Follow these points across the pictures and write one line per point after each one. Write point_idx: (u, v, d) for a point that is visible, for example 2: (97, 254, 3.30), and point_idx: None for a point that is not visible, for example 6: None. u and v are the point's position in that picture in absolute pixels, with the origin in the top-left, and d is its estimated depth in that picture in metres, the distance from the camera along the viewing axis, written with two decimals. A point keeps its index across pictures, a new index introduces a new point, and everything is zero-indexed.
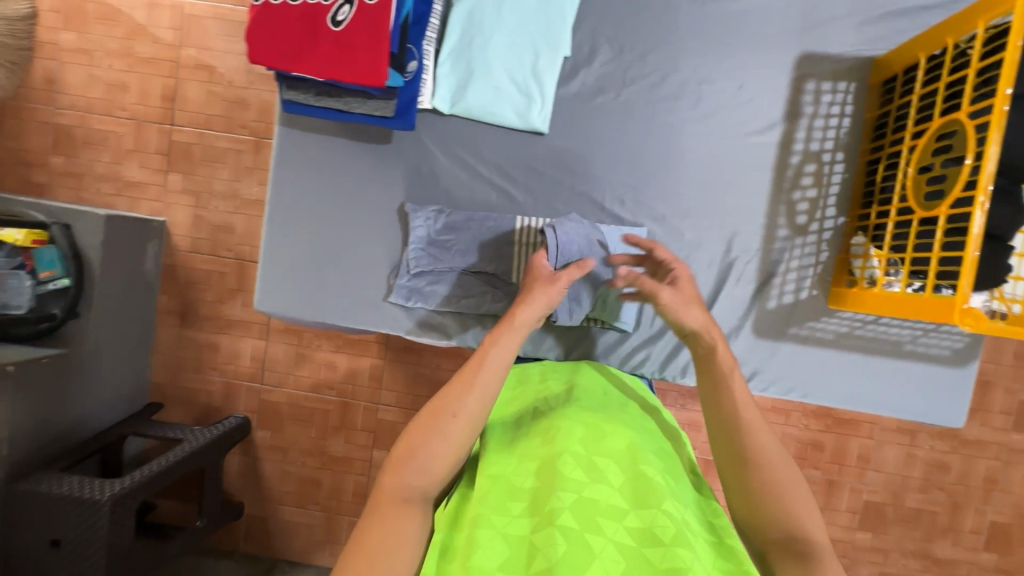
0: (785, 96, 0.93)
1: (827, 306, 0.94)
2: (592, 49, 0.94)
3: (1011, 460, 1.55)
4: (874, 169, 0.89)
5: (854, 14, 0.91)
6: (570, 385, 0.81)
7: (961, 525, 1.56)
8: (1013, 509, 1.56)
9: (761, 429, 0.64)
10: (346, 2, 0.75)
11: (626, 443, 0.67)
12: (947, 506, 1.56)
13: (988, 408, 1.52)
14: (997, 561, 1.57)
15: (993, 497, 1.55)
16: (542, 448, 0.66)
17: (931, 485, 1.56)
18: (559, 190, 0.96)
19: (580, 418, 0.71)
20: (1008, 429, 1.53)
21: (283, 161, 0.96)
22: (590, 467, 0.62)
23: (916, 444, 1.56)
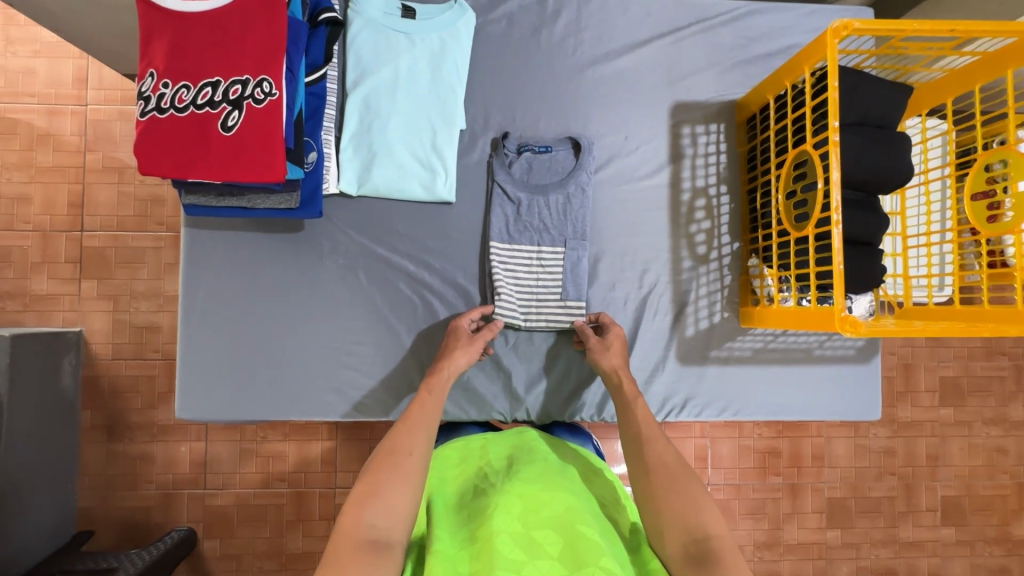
0: (666, 141, 1.02)
1: (740, 326, 1.01)
2: (486, 120, 1.00)
3: (947, 434, 1.65)
4: (754, 197, 0.98)
5: (711, 65, 1.02)
6: (511, 461, 0.82)
7: (918, 505, 1.64)
8: (958, 481, 1.65)
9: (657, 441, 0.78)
10: (233, 108, 0.76)
11: (562, 508, 0.69)
12: (901, 489, 1.64)
13: (915, 388, 1.62)
14: (957, 534, 1.64)
15: (939, 472, 1.64)
16: (482, 528, 0.67)
17: (884, 471, 1.63)
18: (474, 251, 0.99)
19: (517, 492, 0.72)
20: (937, 406, 1.64)
21: (194, 263, 0.95)
22: (526, 539, 0.63)
23: (862, 435, 1.64)
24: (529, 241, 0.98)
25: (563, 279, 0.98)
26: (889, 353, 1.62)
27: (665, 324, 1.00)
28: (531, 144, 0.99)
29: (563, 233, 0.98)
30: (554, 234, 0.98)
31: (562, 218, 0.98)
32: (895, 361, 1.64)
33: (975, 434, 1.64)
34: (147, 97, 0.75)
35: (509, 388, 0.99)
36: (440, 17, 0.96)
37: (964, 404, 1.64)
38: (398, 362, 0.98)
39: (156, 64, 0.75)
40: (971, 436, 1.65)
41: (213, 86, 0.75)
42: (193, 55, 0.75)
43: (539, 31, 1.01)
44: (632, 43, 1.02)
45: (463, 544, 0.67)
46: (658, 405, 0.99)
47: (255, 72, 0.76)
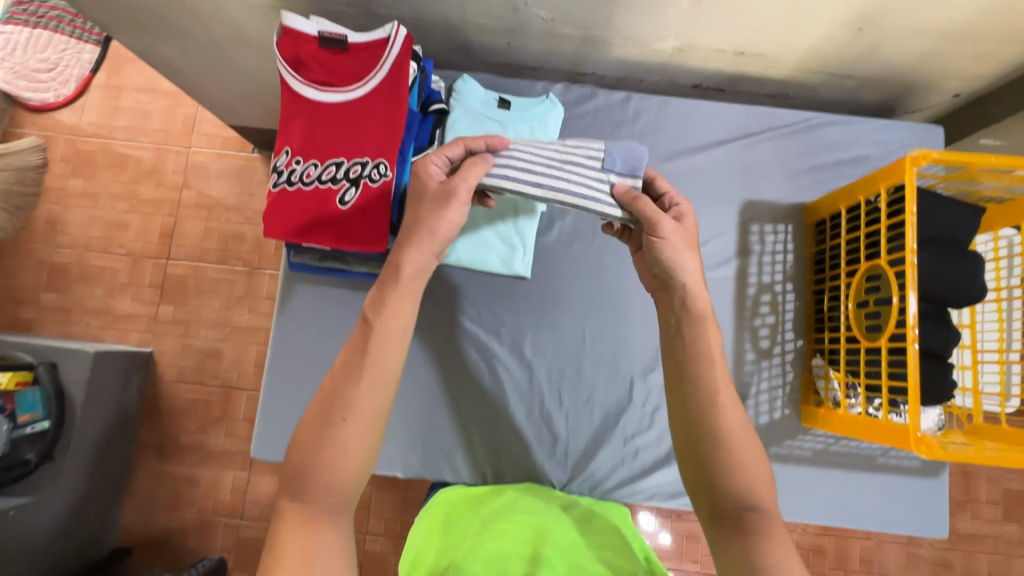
0: (735, 237, 1.07)
1: (801, 424, 1.01)
2: (564, 205, 1.07)
3: (1011, 553, 1.53)
4: (820, 297, 1.01)
5: (782, 168, 1.08)
6: (518, 498, 0.92)
7: None
8: None
9: (728, 390, 0.70)
10: (351, 185, 0.85)
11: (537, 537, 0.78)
12: None
13: (976, 498, 1.53)
14: None
15: None
16: (490, 540, 0.76)
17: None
18: (543, 325, 1.04)
19: (527, 521, 0.83)
20: (1000, 520, 1.53)
21: (285, 313, 1.03)
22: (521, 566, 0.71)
23: (916, 542, 1.54)
24: (538, 392, 1.02)
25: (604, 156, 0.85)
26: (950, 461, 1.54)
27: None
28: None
29: (573, 380, 1.02)
30: (560, 385, 1.02)
31: (568, 372, 1.02)
32: (957, 469, 1.56)
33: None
34: (280, 171, 0.85)
35: (541, 462, 1.01)
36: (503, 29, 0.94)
37: None
38: (459, 425, 1.02)
39: (292, 142, 0.86)
40: None
41: (337, 166, 0.85)
42: (323, 138, 0.85)
43: (619, 127, 1.09)
44: (705, 144, 1.09)
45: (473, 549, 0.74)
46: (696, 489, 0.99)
47: (374, 156, 0.85)
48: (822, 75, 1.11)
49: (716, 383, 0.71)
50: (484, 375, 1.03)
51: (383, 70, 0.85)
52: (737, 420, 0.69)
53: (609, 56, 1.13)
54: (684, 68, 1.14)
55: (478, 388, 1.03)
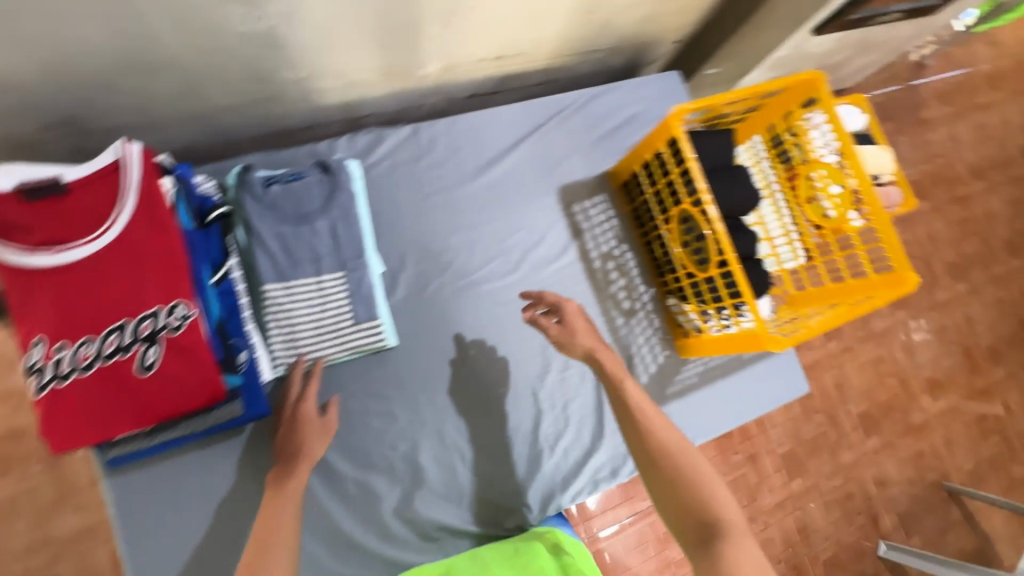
0: (565, 222, 1.13)
1: (680, 357, 1.12)
2: (401, 258, 1.02)
3: (841, 363, 1.95)
4: (651, 246, 1.12)
5: (576, 147, 1.16)
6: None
7: (845, 430, 1.89)
8: (864, 398, 1.93)
9: (665, 422, 0.75)
10: (148, 344, 0.69)
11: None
12: (830, 423, 1.88)
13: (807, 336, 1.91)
14: (881, 441, 1.91)
15: (850, 397, 1.92)
16: None
17: (811, 412, 1.88)
18: (434, 381, 0.99)
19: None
20: (826, 343, 1.94)
21: (128, 515, 0.82)
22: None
23: None
24: (455, 449, 0.98)
25: (352, 302, 0.94)
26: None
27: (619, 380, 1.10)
28: (279, 176, 0.94)
29: (483, 423, 1.00)
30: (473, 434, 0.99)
31: (478, 417, 1.00)
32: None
33: (860, 354, 1.96)
34: (44, 367, 0.67)
35: (483, 515, 0.97)
36: (243, 168, 0.92)
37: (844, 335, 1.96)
38: (392, 522, 0.93)
39: (45, 327, 0.68)
40: (858, 357, 1.97)
41: (119, 330, 0.69)
42: (86, 307, 0.68)
43: (421, 160, 1.07)
44: (505, 149, 1.12)
45: None
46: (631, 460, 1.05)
47: (163, 300, 0.70)
48: (574, 56, 1.21)
49: (652, 414, 0.76)
50: (393, 464, 0.95)
51: (130, 199, 0.70)
52: (680, 440, 0.74)
53: (381, 92, 1.09)
54: (456, 83, 1.16)
55: (391, 480, 0.94)
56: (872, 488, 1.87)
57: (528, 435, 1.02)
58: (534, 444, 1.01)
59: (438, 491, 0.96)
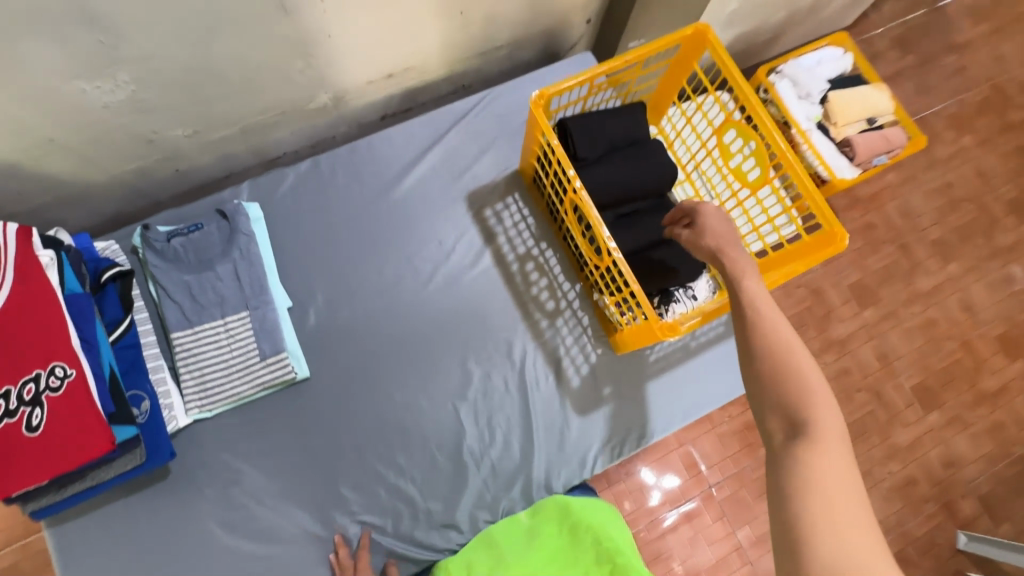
0: (477, 229, 1.09)
1: (617, 354, 1.04)
2: (309, 290, 1.03)
3: (881, 332, 1.73)
4: (568, 240, 1.07)
5: (482, 151, 1.13)
6: None
7: (896, 407, 1.67)
8: (915, 367, 1.70)
9: (784, 319, 0.64)
10: (32, 407, 0.75)
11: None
12: (875, 401, 1.67)
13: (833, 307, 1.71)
14: (944, 416, 1.66)
15: (896, 369, 1.70)
16: None
17: (850, 392, 1.67)
18: (351, 407, 0.99)
19: None
20: (859, 312, 1.73)
21: (69, 564, 0.88)
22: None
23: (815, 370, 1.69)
24: (379, 474, 0.97)
25: (257, 339, 0.96)
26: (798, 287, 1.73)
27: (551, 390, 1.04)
28: (180, 229, 0.99)
29: (405, 445, 0.98)
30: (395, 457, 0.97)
31: (400, 440, 0.98)
32: (807, 291, 1.74)
33: (905, 319, 1.73)
34: None
35: (412, 538, 0.96)
36: (145, 227, 0.98)
37: (879, 299, 1.74)
38: (322, 554, 0.93)
39: None
40: (902, 323, 1.73)
41: (5, 397, 0.75)
42: None
43: (325, 190, 1.08)
44: (409, 165, 1.12)
45: None
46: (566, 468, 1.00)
47: (44, 362, 0.76)
48: (473, 59, 1.18)
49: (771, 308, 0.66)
50: (316, 496, 0.95)
51: (6, 275, 0.77)
52: (794, 342, 0.63)
53: (284, 131, 1.12)
54: (359, 109, 1.17)
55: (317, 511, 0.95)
56: (942, 470, 1.62)
57: (453, 452, 0.99)
58: (460, 461, 0.98)
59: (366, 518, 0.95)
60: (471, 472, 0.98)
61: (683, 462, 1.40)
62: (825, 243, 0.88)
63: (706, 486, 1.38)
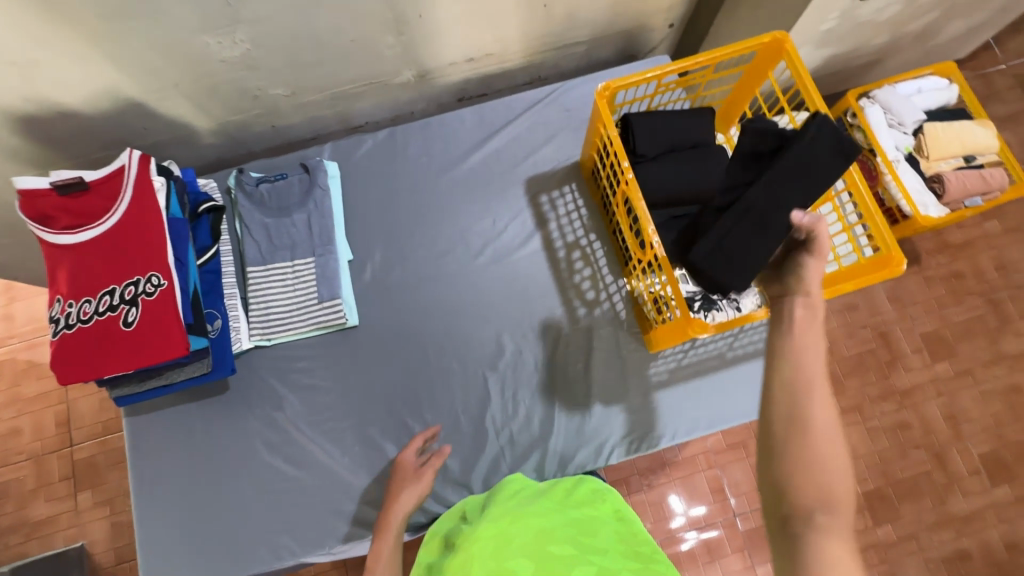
0: (530, 212, 1.14)
1: (649, 352, 1.05)
2: (372, 245, 1.12)
3: (953, 390, 1.60)
4: (617, 234, 1.09)
5: (547, 139, 1.18)
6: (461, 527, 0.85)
7: (958, 472, 1.55)
8: (988, 433, 1.57)
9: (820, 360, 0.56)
10: (130, 306, 0.88)
11: (535, 530, 0.77)
12: (933, 461, 1.56)
13: (900, 354, 1.61)
14: (1013, 492, 1.53)
15: (964, 431, 1.57)
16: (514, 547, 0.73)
17: (907, 447, 1.56)
18: (391, 360, 1.07)
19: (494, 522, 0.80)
20: (930, 364, 1.61)
21: (139, 451, 1.03)
22: (549, 560, 0.70)
23: (868, 416, 1.59)
24: (405, 425, 1.04)
25: (317, 284, 1.06)
26: (862, 327, 1.63)
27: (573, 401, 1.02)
28: (268, 177, 1.11)
29: (433, 403, 1.05)
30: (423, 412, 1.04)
31: (429, 397, 1.05)
32: (872, 333, 1.65)
33: (982, 381, 1.60)
34: (58, 318, 0.88)
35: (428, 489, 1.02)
36: (239, 171, 1.10)
37: (956, 354, 1.62)
38: (346, 487, 1.01)
39: (61, 289, 0.89)
40: (978, 384, 1.61)
41: (111, 293, 0.88)
42: (90, 275, 0.89)
43: (399, 159, 1.17)
44: (475, 145, 1.18)
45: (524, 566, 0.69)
46: (584, 452, 1.02)
47: (144, 271, 0.89)
48: (550, 51, 1.23)
49: (809, 351, 0.56)
50: (348, 434, 1.03)
51: (128, 193, 0.90)
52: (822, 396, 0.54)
53: (369, 101, 1.22)
54: (440, 88, 1.25)
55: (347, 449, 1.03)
56: (1000, 550, 1.50)
57: (477, 418, 1.04)
58: (482, 426, 1.03)
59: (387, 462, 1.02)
60: (491, 439, 1.03)
61: (710, 485, 1.41)
62: (879, 267, 0.88)
63: (729, 515, 1.39)
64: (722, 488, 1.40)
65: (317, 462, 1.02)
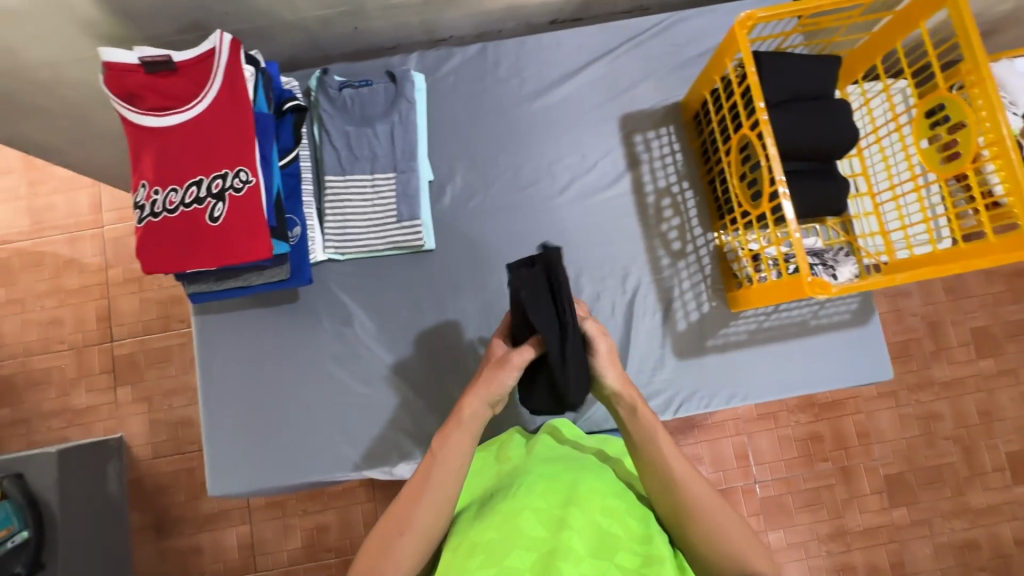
0: (622, 152, 1.08)
1: (730, 311, 1.02)
2: (452, 168, 1.08)
3: (993, 387, 1.56)
4: (714, 185, 1.03)
5: (649, 75, 1.09)
6: (514, 463, 0.84)
7: (982, 467, 1.53)
8: (1020, 433, 1.55)
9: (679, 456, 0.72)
10: (217, 200, 0.84)
11: (589, 488, 0.74)
12: (959, 453, 1.54)
13: (947, 345, 1.56)
14: None
15: (995, 428, 1.55)
16: (541, 504, 0.70)
17: (935, 437, 1.54)
18: (462, 289, 1.04)
19: (537, 473, 0.77)
20: (975, 359, 1.56)
21: (206, 349, 1.02)
22: (597, 533, 0.67)
23: (903, 403, 1.56)
24: (472, 355, 1.02)
25: (397, 202, 1.02)
26: (912, 314, 1.57)
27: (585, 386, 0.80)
28: (352, 82, 1.05)
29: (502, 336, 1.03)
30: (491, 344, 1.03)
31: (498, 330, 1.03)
32: (920, 322, 1.59)
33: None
34: (142, 205, 0.85)
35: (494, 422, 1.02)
36: (323, 72, 1.04)
37: (1003, 352, 1.57)
38: (407, 409, 1.01)
39: (146, 175, 0.85)
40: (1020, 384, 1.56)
41: (197, 185, 0.84)
42: (176, 164, 0.85)
43: (485, 79, 1.10)
44: (570, 72, 1.10)
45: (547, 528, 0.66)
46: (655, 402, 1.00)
47: (232, 165, 0.85)
48: None
49: (668, 457, 0.72)
50: (412, 357, 1.02)
51: (217, 80, 0.85)
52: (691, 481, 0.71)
53: (458, 12, 1.13)
54: (533, 5, 1.15)
55: (411, 371, 1.02)
56: (1009, 545, 1.51)
57: None
58: None
59: (451, 388, 1.02)
60: None
61: (735, 452, 1.52)
62: (1008, 249, 0.82)
63: (750, 481, 1.51)
64: (747, 456, 1.52)
65: (377, 382, 1.02)
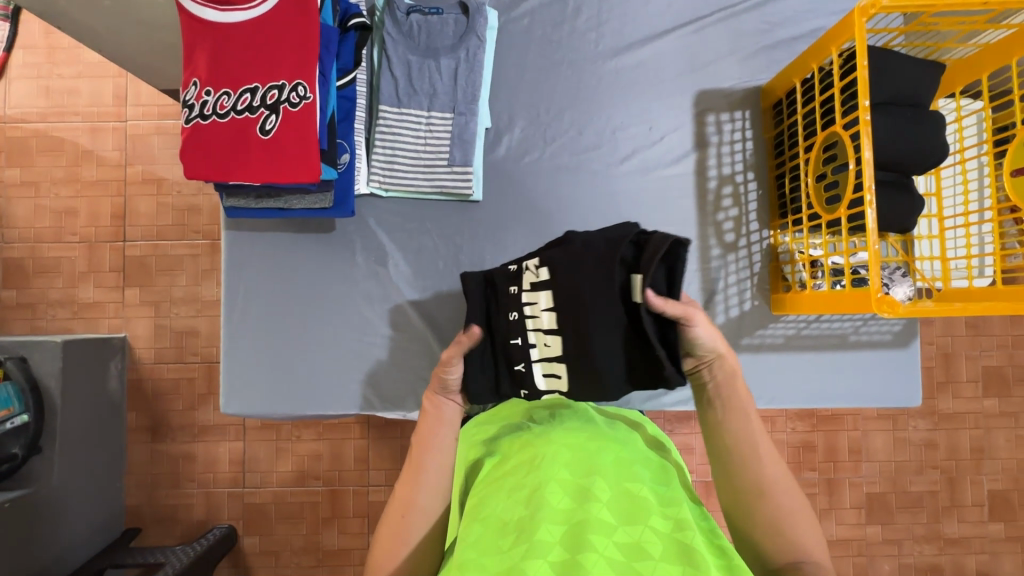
0: (691, 129, 1.02)
1: (772, 313, 1.00)
2: (511, 117, 1.02)
3: (992, 426, 1.56)
4: (782, 180, 0.98)
5: (734, 51, 1.02)
6: (536, 426, 0.81)
7: (963, 500, 1.55)
8: (1007, 474, 1.55)
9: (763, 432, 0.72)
10: (271, 112, 0.80)
11: (613, 458, 0.71)
12: (944, 484, 1.55)
13: (956, 378, 1.54)
14: (1006, 530, 1.55)
15: (985, 465, 1.55)
16: (566, 473, 0.68)
17: (925, 465, 1.55)
18: (503, 246, 1.01)
19: (561, 440, 0.74)
20: (980, 397, 1.55)
21: (234, 265, 0.99)
22: (625, 500, 0.64)
23: (901, 427, 1.56)
24: None
25: (451, 144, 0.96)
26: (928, 343, 1.55)
27: (615, 384, 0.73)
28: (421, 7, 0.98)
29: None
30: None
31: None
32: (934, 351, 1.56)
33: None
34: (191, 105, 0.80)
35: None
36: None
37: (1009, 394, 1.55)
38: (428, 358, 0.99)
39: (199, 73, 0.80)
40: (1018, 428, 1.56)
41: (252, 92, 0.79)
42: (232, 65, 0.79)
43: (559, 26, 1.02)
44: (652, 34, 1.03)
45: (574, 498, 0.64)
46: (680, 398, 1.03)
47: (291, 77, 0.79)
48: None
49: (752, 428, 0.71)
50: (441, 307, 1.00)
51: None
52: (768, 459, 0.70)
53: None
54: None
55: (438, 321, 1.00)
56: None
57: None
58: None
59: None
60: None
61: None
62: None
63: None
64: None
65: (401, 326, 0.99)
